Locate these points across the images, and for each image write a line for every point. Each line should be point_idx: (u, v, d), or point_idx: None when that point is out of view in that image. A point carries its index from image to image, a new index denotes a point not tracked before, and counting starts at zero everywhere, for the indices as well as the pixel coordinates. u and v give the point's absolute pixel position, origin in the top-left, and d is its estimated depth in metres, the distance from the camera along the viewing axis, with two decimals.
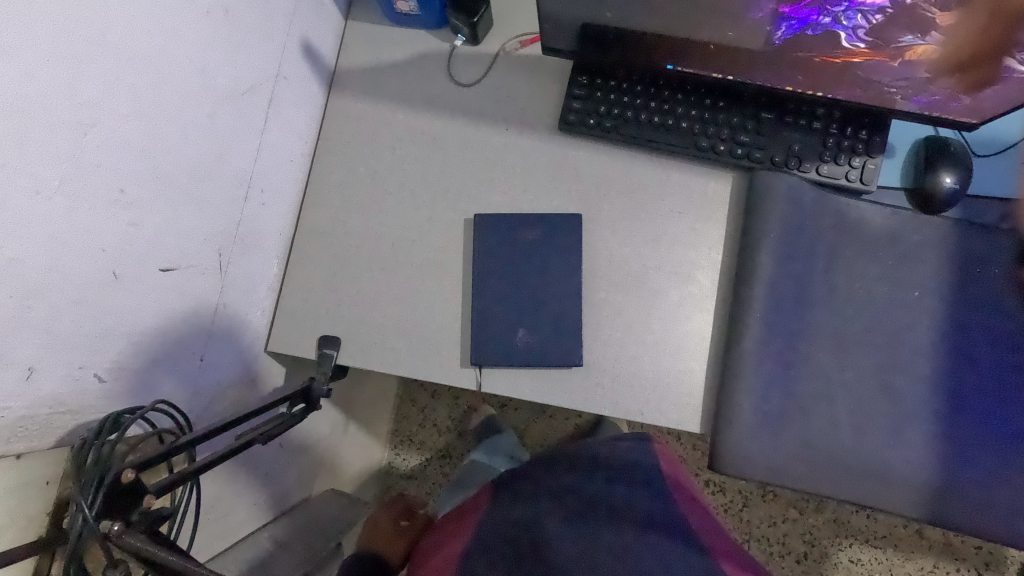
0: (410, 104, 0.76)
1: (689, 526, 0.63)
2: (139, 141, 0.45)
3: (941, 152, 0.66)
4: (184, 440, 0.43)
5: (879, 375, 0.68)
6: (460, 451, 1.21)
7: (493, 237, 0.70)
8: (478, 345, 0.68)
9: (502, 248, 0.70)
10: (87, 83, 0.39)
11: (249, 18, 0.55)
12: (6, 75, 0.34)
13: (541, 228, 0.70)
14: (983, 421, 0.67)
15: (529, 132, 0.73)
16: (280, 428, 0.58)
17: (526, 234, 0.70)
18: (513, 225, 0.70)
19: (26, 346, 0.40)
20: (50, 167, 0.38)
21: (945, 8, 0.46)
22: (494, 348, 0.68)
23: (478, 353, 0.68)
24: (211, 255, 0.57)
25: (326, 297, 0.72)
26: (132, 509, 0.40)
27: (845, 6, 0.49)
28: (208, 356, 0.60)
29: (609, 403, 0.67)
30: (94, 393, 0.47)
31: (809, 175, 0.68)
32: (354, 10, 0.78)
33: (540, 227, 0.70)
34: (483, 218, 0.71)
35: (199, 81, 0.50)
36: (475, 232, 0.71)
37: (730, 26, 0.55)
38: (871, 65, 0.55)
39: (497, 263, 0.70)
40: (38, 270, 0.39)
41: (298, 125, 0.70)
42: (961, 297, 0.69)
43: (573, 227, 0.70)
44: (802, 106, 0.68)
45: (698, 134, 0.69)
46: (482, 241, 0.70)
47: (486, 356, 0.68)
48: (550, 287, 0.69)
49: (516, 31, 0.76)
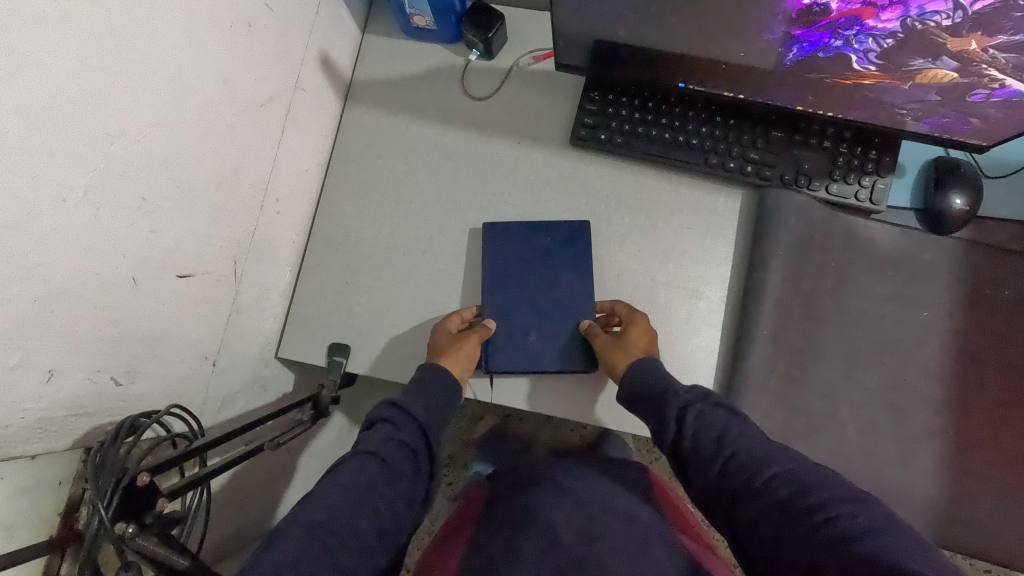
0: (424, 116, 0.77)
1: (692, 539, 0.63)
2: (161, 151, 0.46)
3: (951, 173, 0.67)
4: (195, 445, 0.44)
5: (886, 395, 0.68)
6: (465, 461, 1.22)
7: (503, 244, 0.70)
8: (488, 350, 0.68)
9: (514, 254, 0.70)
10: (114, 95, 0.40)
11: (270, 31, 0.57)
12: (38, 85, 0.35)
13: (550, 235, 0.71)
14: (998, 446, 0.67)
15: (540, 146, 0.74)
16: (291, 432, 0.60)
17: (538, 241, 0.71)
18: (523, 233, 0.71)
19: (47, 349, 0.40)
20: (78, 175, 0.39)
21: (956, 34, 0.46)
22: (506, 353, 0.67)
23: (487, 359, 0.67)
24: (226, 262, 0.58)
25: (337, 304, 0.73)
26: (146, 512, 0.40)
27: (856, 30, 0.49)
28: (220, 361, 0.61)
29: (616, 417, 0.68)
30: (109, 396, 0.48)
31: (819, 193, 0.67)
32: (371, 23, 0.80)
33: (549, 235, 0.71)
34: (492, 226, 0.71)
35: (219, 92, 0.51)
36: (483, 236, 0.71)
37: (742, 46, 0.56)
38: (882, 86, 0.55)
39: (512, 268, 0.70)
40: (62, 276, 0.40)
41: (314, 134, 0.72)
42: (971, 317, 0.69)
43: (583, 236, 0.70)
44: (813, 125, 0.68)
45: (709, 150, 0.69)
46: (492, 249, 0.70)
47: (495, 363, 0.67)
48: (561, 292, 0.69)
49: (530, 46, 0.77)
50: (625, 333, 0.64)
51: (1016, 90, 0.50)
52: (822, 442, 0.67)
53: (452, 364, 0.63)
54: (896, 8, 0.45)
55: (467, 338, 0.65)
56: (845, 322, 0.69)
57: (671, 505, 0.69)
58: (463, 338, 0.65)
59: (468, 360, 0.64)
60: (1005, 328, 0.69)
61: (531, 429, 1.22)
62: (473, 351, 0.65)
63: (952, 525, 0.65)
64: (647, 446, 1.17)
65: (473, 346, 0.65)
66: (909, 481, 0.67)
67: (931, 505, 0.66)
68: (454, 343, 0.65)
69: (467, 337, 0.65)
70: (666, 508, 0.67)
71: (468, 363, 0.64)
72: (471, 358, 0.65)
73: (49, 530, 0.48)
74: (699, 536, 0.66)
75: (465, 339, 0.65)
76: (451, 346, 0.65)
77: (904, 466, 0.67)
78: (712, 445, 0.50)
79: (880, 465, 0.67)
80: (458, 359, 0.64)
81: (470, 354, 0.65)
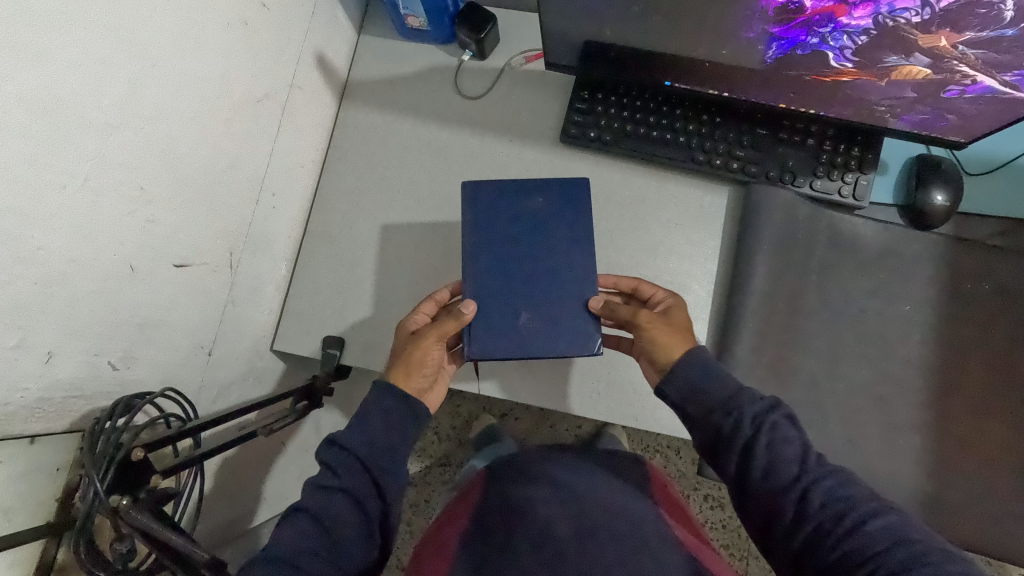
0: (418, 115, 0.78)
1: (684, 527, 0.63)
2: (159, 143, 0.47)
3: (932, 169, 0.68)
4: (189, 426, 0.46)
5: (870, 387, 0.70)
6: (459, 459, 1.23)
7: (482, 209, 0.63)
8: (471, 335, 0.60)
9: (497, 223, 0.63)
10: (114, 87, 0.42)
11: (266, 31, 0.58)
12: (39, 75, 0.36)
13: (544, 196, 0.63)
14: (981, 437, 0.68)
15: (531, 144, 0.76)
16: (283, 421, 0.62)
17: (531, 203, 0.63)
18: (512, 194, 0.63)
19: (46, 332, 0.42)
20: (77, 164, 0.40)
21: (926, 31, 0.48)
22: (491, 335, 0.60)
23: (469, 346, 0.59)
24: (222, 254, 0.59)
25: (331, 298, 0.74)
26: (140, 487, 0.42)
27: (831, 28, 0.50)
28: (216, 351, 0.62)
29: (604, 409, 0.68)
30: (107, 380, 0.49)
31: (803, 190, 0.69)
32: (367, 26, 0.82)
33: (544, 194, 0.63)
34: (472, 188, 0.63)
35: (216, 87, 0.53)
36: (465, 196, 0.64)
37: (724, 45, 0.58)
38: (859, 83, 0.57)
39: (498, 237, 0.62)
40: (61, 260, 0.41)
41: (310, 132, 0.73)
42: (953, 311, 0.70)
43: (581, 193, 0.63)
44: (797, 123, 0.69)
45: (696, 147, 0.71)
46: (470, 214, 0.63)
47: (480, 350, 0.59)
48: (559, 264, 0.62)
49: (522, 47, 0.79)
50: (662, 310, 0.60)
51: (988, 85, 0.52)
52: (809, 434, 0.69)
53: (398, 373, 0.58)
54: (867, 6, 0.47)
55: (422, 338, 0.59)
56: (829, 316, 0.71)
57: (664, 496, 0.70)
58: (417, 338, 0.59)
59: (418, 367, 0.59)
60: (987, 322, 0.70)
61: (526, 427, 1.22)
62: (427, 354, 0.59)
63: (937, 517, 0.66)
64: (641, 444, 1.18)
65: (428, 347, 0.59)
66: (894, 471, 0.68)
67: (914, 496, 0.67)
68: (409, 344, 0.60)
69: (425, 336, 0.59)
70: (660, 498, 0.68)
71: (418, 371, 0.59)
72: (426, 363, 0.59)
73: (46, 516, 0.49)
74: (691, 527, 0.67)
75: (418, 340, 0.59)
76: (406, 347, 0.60)
77: (887, 457, 0.68)
78: (792, 471, 0.44)
79: (865, 457, 0.68)
80: (405, 367, 0.58)
81: (423, 359, 0.59)
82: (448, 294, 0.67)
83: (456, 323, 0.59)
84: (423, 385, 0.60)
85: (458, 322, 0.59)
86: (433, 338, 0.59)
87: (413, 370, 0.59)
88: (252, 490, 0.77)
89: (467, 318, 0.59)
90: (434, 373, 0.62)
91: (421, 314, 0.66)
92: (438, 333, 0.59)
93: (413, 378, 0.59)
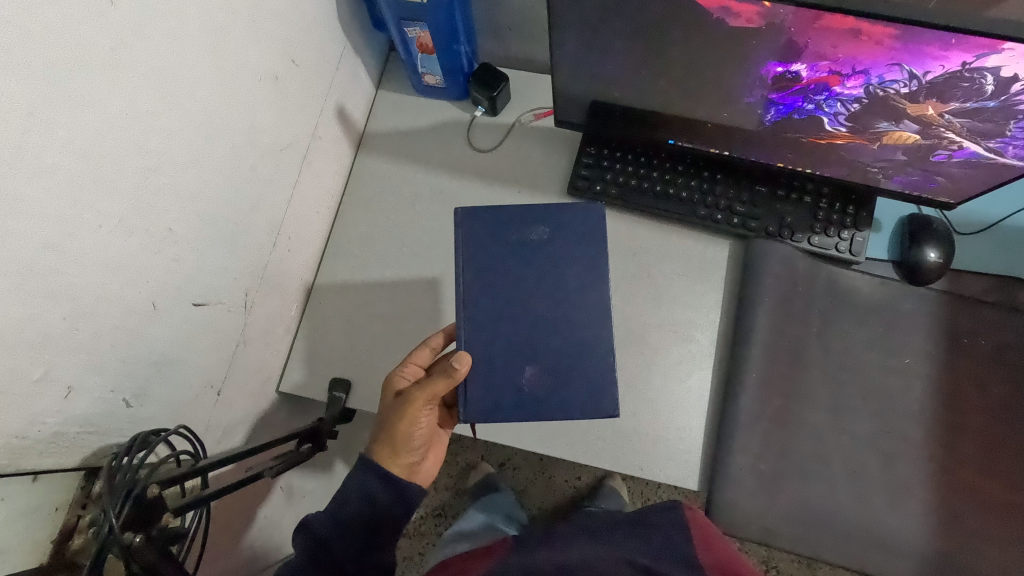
0: (431, 166, 0.82)
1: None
2: (191, 186, 0.50)
3: (924, 228, 0.72)
4: (200, 466, 0.48)
5: (871, 439, 0.70)
6: (455, 510, 1.20)
7: (481, 238, 0.62)
8: (469, 392, 0.58)
9: (500, 258, 0.61)
10: (153, 135, 0.44)
11: (293, 84, 0.62)
12: (88, 123, 0.39)
13: (549, 228, 0.62)
14: (984, 493, 0.69)
15: (538, 195, 0.79)
16: (290, 463, 0.63)
17: (533, 237, 0.62)
18: (513, 225, 0.62)
19: (70, 365, 0.43)
20: (114, 204, 0.42)
21: (914, 101, 0.52)
22: (495, 378, 0.59)
23: (467, 406, 0.58)
24: (238, 294, 0.61)
25: (339, 342, 0.75)
26: (153, 525, 0.44)
27: (825, 95, 0.54)
28: (225, 390, 0.63)
29: (608, 457, 0.68)
30: (120, 416, 0.49)
31: (801, 245, 0.72)
32: (385, 82, 0.86)
33: (548, 226, 0.62)
34: (466, 212, 0.63)
35: (245, 136, 0.56)
36: (458, 230, 0.62)
37: (725, 108, 0.61)
38: (853, 146, 0.61)
39: (502, 276, 0.61)
40: (90, 296, 0.42)
41: (327, 181, 0.76)
42: (952, 365, 0.72)
43: (593, 227, 0.63)
44: (793, 181, 0.72)
45: (697, 203, 0.74)
46: (466, 240, 0.62)
47: (479, 412, 0.58)
48: (568, 313, 0.60)
49: (531, 105, 0.83)
50: None
51: (973, 151, 0.56)
52: (812, 487, 0.69)
53: (387, 448, 0.61)
54: (859, 76, 0.51)
55: (408, 408, 0.60)
56: (830, 368, 0.72)
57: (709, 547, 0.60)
58: (404, 407, 0.60)
59: (404, 441, 0.61)
60: (985, 377, 0.71)
61: (525, 477, 1.21)
62: (412, 424, 0.61)
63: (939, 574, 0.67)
64: (643, 498, 1.16)
65: (413, 417, 0.60)
66: (898, 529, 0.68)
67: (918, 553, 0.67)
68: (396, 413, 0.60)
69: (410, 405, 0.60)
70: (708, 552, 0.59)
71: (405, 446, 0.61)
72: (412, 433, 0.61)
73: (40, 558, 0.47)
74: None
75: (405, 410, 0.60)
76: (393, 416, 0.61)
77: (891, 510, 0.69)
78: None
79: (869, 512, 0.68)
80: (391, 441, 0.61)
81: (410, 430, 0.61)
82: (442, 340, 0.66)
83: (447, 380, 0.57)
84: (412, 455, 0.62)
85: (449, 380, 0.57)
86: (419, 406, 0.60)
87: (394, 444, 0.61)
88: (242, 537, 0.75)
89: (460, 374, 0.57)
90: (425, 436, 0.63)
91: (414, 363, 0.65)
92: (425, 398, 0.60)
93: (394, 454, 0.61)
